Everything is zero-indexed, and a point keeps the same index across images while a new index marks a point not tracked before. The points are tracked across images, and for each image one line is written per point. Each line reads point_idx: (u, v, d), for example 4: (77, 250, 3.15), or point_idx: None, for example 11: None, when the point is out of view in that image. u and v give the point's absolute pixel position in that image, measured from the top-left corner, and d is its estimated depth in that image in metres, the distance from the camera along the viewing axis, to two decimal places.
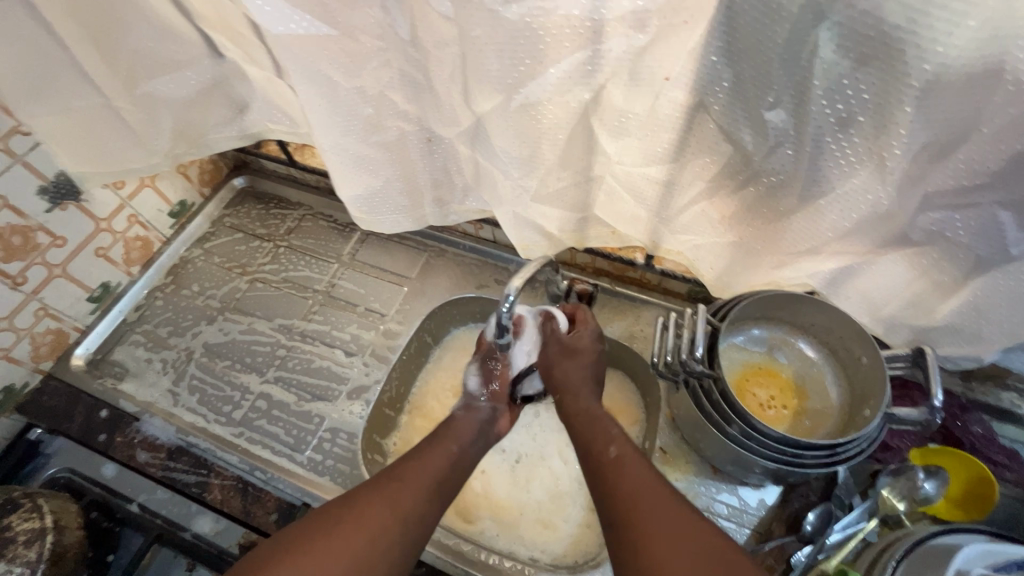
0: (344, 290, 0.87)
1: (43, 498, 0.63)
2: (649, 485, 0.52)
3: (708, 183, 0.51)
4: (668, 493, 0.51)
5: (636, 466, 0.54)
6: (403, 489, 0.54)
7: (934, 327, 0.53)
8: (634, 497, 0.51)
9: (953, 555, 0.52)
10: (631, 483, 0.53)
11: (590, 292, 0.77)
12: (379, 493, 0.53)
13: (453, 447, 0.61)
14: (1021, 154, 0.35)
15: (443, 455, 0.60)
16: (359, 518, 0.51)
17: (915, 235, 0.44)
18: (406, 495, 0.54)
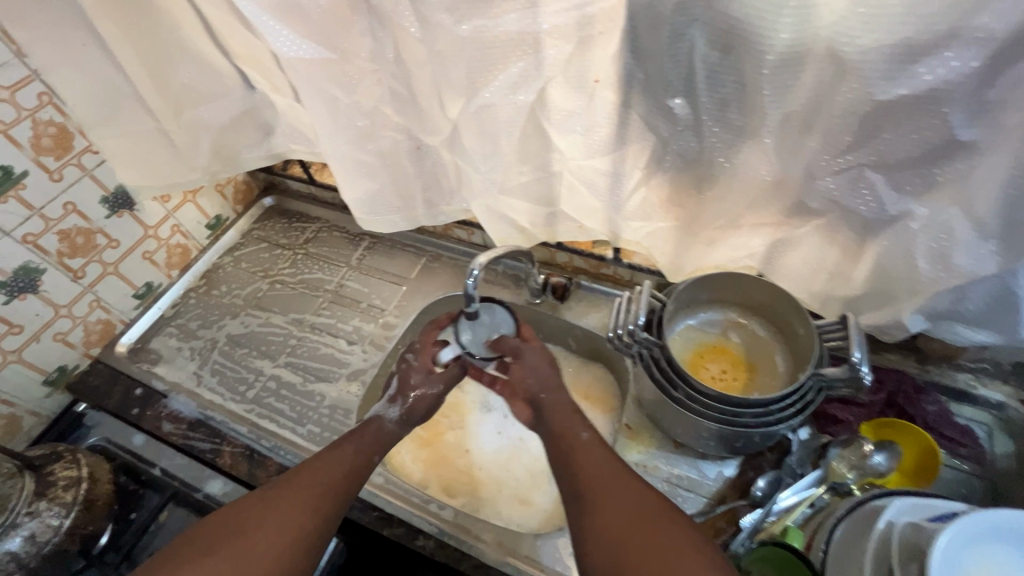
0: (350, 288, 0.97)
1: (81, 453, 0.73)
2: (612, 469, 0.56)
3: (644, 170, 0.60)
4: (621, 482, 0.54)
5: (601, 451, 0.58)
6: (308, 490, 0.57)
7: (855, 294, 0.58)
8: (594, 478, 0.55)
9: (883, 507, 0.55)
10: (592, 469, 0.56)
11: (563, 285, 0.86)
12: (286, 496, 0.56)
13: (367, 449, 0.64)
14: (864, 121, 0.42)
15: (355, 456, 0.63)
16: (266, 523, 0.53)
17: (814, 203, 0.51)
18: (314, 495, 0.57)
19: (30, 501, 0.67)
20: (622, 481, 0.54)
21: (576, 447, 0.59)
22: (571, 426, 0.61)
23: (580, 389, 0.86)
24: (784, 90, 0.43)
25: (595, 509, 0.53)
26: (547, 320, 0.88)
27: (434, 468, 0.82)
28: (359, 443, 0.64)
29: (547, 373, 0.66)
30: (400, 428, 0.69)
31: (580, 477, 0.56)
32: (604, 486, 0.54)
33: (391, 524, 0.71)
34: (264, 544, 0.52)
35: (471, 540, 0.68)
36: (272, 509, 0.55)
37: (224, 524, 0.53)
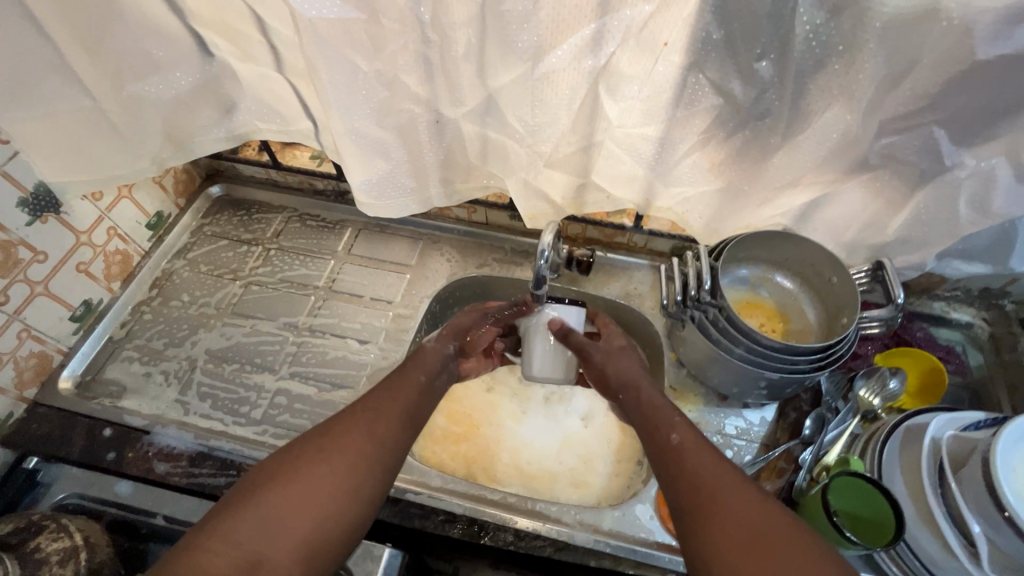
0: (346, 282, 0.88)
1: (67, 518, 0.60)
2: (719, 487, 0.51)
3: (700, 135, 0.59)
4: (725, 484, 0.51)
5: (700, 456, 0.54)
6: (376, 418, 0.57)
7: (888, 243, 0.64)
8: (697, 491, 0.51)
9: (924, 427, 0.62)
10: (693, 471, 0.53)
11: (589, 259, 0.83)
12: (353, 425, 0.55)
13: (422, 377, 0.65)
14: (957, 78, 0.47)
15: (407, 385, 0.63)
16: (339, 448, 0.53)
17: (873, 159, 0.56)
18: (382, 424, 0.56)
19: None
20: (729, 498, 0.49)
21: (673, 452, 0.55)
22: (659, 425, 0.58)
23: None
24: (885, 42, 0.46)
25: (705, 528, 0.48)
26: (568, 294, 0.87)
27: (478, 460, 0.79)
28: (407, 371, 0.64)
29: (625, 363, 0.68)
30: (450, 356, 0.71)
31: (681, 490, 0.52)
32: (709, 500, 0.50)
33: (459, 525, 0.68)
34: (344, 469, 0.52)
35: (548, 524, 0.67)
36: (342, 435, 0.54)
37: (295, 452, 0.52)
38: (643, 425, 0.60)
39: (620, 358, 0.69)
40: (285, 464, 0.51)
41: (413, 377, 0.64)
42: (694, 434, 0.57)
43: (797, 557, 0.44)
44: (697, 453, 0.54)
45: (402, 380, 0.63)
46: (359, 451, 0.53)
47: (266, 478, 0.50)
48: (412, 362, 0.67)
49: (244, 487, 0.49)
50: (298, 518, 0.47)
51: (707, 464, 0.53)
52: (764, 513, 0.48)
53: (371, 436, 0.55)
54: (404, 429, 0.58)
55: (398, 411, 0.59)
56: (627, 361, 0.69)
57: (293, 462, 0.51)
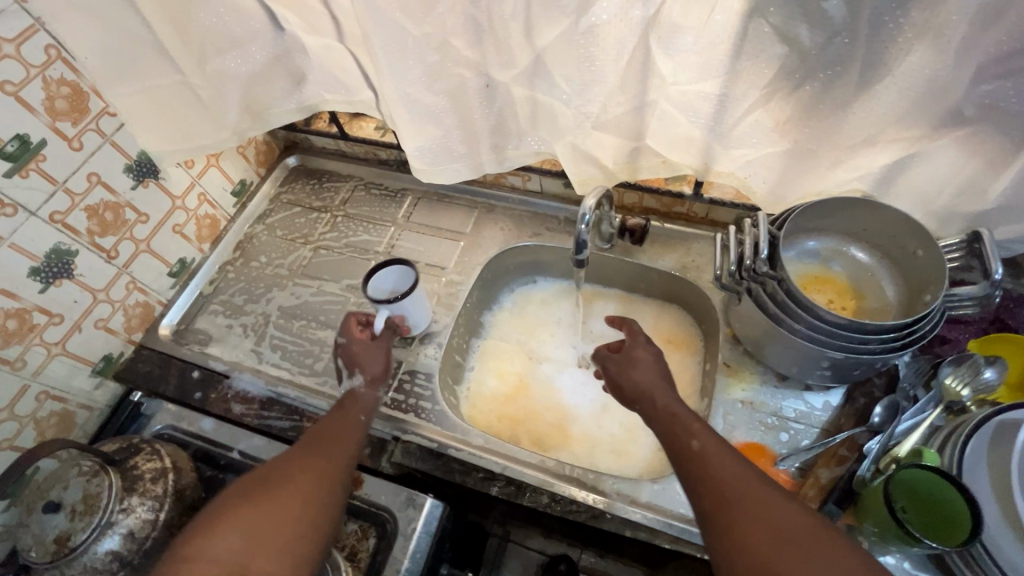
0: (403, 248, 0.92)
1: (159, 444, 0.69)
2: (745, 493, 0.48)
3: (763, 90, 0.55)
4: (754, 489, 0.48)
5: (720, 461, 0.51)
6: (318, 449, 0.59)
7: (988, 211, 0.57)
8: (722, 500, 0.48)
9: (1018, 424, 0.55)
10: (718, 477, 0.50)
11: (643, 227, 0.81)
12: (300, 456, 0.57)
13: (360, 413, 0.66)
14: None
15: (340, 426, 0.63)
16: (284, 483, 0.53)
17: (968, 110, 0.49)
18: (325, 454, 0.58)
19: (120, 497, 0.62)
20: (755, 502, 0.47)
21: (695, 461, 0.52)
22: (679, 433, 0.54)
23: (664, 332, 0.84)
24: None
25: (732, 541, 0.45)
26: (620, 265, 0.85)
27: (523, 425, 0.80)
28: (337, 417, 0.64)
29: (650, 372, 0.62)
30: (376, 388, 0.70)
31: (704, 500, 0.49)
32: (735, 507, 0.47)
33: (498, 483, 0.70)
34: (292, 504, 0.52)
35: (586, 491, 0.67)
36: (284, 472, 0.55)
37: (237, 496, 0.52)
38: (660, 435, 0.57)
39: (639, 366, 0.62)
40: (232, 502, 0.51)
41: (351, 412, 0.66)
42: (714, 438, 0.53)
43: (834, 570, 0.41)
44: (720, 458, 0.51)
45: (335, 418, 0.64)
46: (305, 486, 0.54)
47: (220, 515, 0.50)
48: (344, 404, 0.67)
49: (198, 528, 0.49)
50: (259, 555, 0.47)
51: (730, 469, 0.50)
52: (793, 518, 0.45)
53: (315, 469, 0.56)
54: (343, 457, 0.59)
55: (333, 446, 0.60)
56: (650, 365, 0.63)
57: (238, 500, 0.51)
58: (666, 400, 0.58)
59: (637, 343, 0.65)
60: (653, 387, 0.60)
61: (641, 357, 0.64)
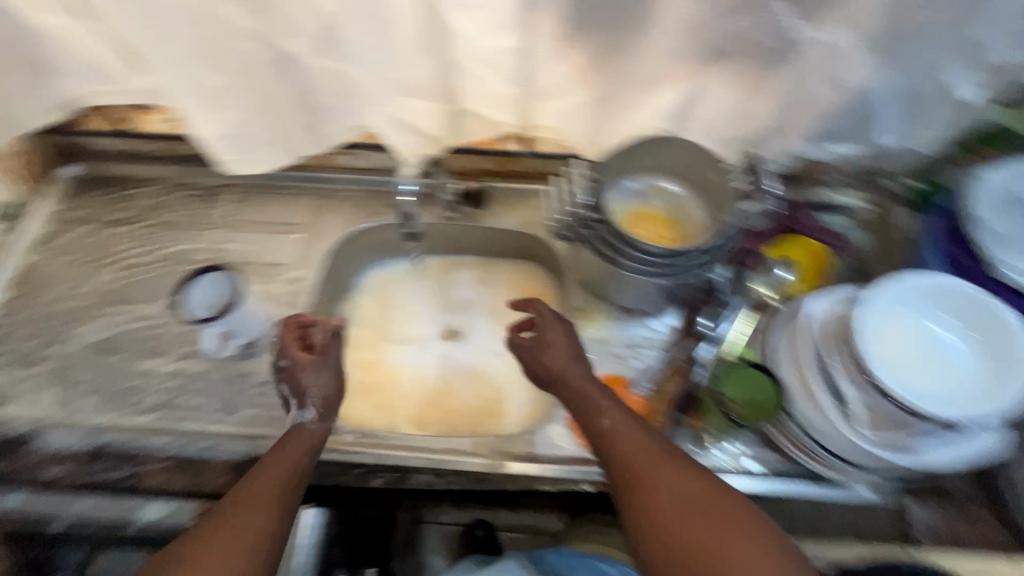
0: (231, 251, 0.83)
1: None
2: (651, 464, 0.50)
3: (555, 40, 0.56)
4: (659, 460, 0.50)
5: (634, 433, 0.52)
6: (251, 500, 0.49)
7: (758, 131, 0.65)
8: (635, 474, 0.49)
9: (799, 311, 0.64)
10: (626, 453, 0.51)
11: (477, 189, 0.83)
12: (232, 512, 0.48)
13: (303, 454, 0.57)
14: None
15: (286, 463, 0.55)
16: (224, 541, 0.45)
17: (724, 44, 0.55)
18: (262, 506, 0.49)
19: None
20: (669, 473, 0.49)
21: (604, 438, 0.53)
22: (589, 410, 0.55)
23: (521, 289, 0.87)
24: None
25: (647, 512, 0.47)
26: (469, 232, 0.84)
27: (397, 409, 0.78)
28: (287, 452, 0.56)
29: (564, 351, 0.61)
30: (327, 417, 0.62)
31: (619, 475, 0.50)
32: (643, 481, 0.49)
33: (378, 474, 0.68)
34: (232, 565, 0.44)
35: (468, 459, 0.68)
36: (214, 547, 0.45)
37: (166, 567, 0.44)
38: (573, 411, 0.58)
39: (555, 345, 0.62)
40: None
41: (290, 452, 0.56)
42: (624, 414, 0.55)
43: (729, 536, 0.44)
44: (631, 432, 0.52)
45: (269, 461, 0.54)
46: (247, 542, 0.46)
47: None
48: (287, 444, 0.57)
49: None
50: None
51: (644, 441, 0.51)
52: (697, 485, 0.48)
53: (260, 518, 0.48)
54: (280, 512, 0.50)
55: (271, 496, 0.50)
56: (563, 342, 0.62)
57: None
58: (576, 378, 0.59)
59: (549, 325, 0.64)
60: (563, 367, 0.60)
61: (556, 338, 0.62)
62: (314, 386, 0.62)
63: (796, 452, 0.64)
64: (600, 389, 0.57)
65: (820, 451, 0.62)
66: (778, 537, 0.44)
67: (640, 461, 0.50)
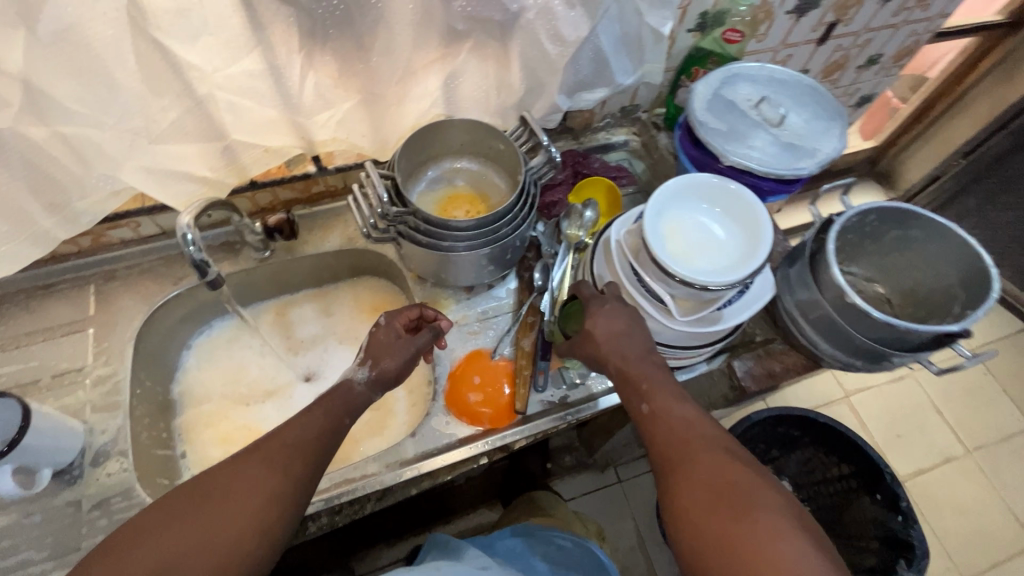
0: (7, 375, 0.69)
1: None
2: (686, 445, 0.51)
3: (301, 52, 0.56)
4: (698, 446, 0.51)
5: (673, 414, 0.54)
6: (275, 453, 0.50)
7: (521, 97, 0.71)
8: (668, 451, 0.51)
9: (607, 237, 0.73)
10: (665, 434, 0.53)
11: (287, 221, 0.77)
12: (256, 459, 0.49)
13: (345, 418, 0.56)
14: None
15: (330, 418, 0.55)
16: (238, 493, 0.47)
17: (461, 26, 0.60)
18: (286, 458, 0.50)
19: None
20: (705, 450, 0.50)
21: (646, 420, 0.55)
22: (630, 392, 0.57)
23: (367, 304, 0.86)
24: None
25: (675, 487, 0.49)
26: (293, 264, 0.81)
27: None
28: (332, 407, 0.56)
29: (614, 327, 0.62)
30: (371, 387, 0.60)
31: (656, 451, 0.53)
32: (681, 460, 0.50)
33: None
34: (240, 515, 0.46)
35: (359, 486, 0.65)
36: (233, 490, 0.47)
37: (188, 497, 0.46)
38: (615, 386, 0.60)
39: (605, 314, 0.62)
40: (180, 509, 0.45)
41: (326, 405, 0.56)
42: (668, 398, 0.56)
43: (754, 519, 0.44)
44: (672, 413, 0.54)
45: (313, 412, 0.55)
46: (262, 500, 0.47)
47: (153, 525, 0.44)
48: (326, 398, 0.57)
49: (130, 528, 0.44)
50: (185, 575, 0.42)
51: (685, 422, 0.53)
52: (731, 471, 0.48)
53: (280, 474, 0.49)
54: (304, 473, 0.51)
55: (300, 449, 0.51)
56: (616, 313, 0.62)
57: (171, 526, 0.44)
58: (620, 356, 0.60)
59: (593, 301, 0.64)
60: (609, 343, 0.61)
61: (601, 311, 0.63)
62: (396, 365, 0.61)
63: None
64: (645, 371, 0.58)
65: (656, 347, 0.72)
66: (809, 531, 0.44)
67: (679, 440, 0.51)
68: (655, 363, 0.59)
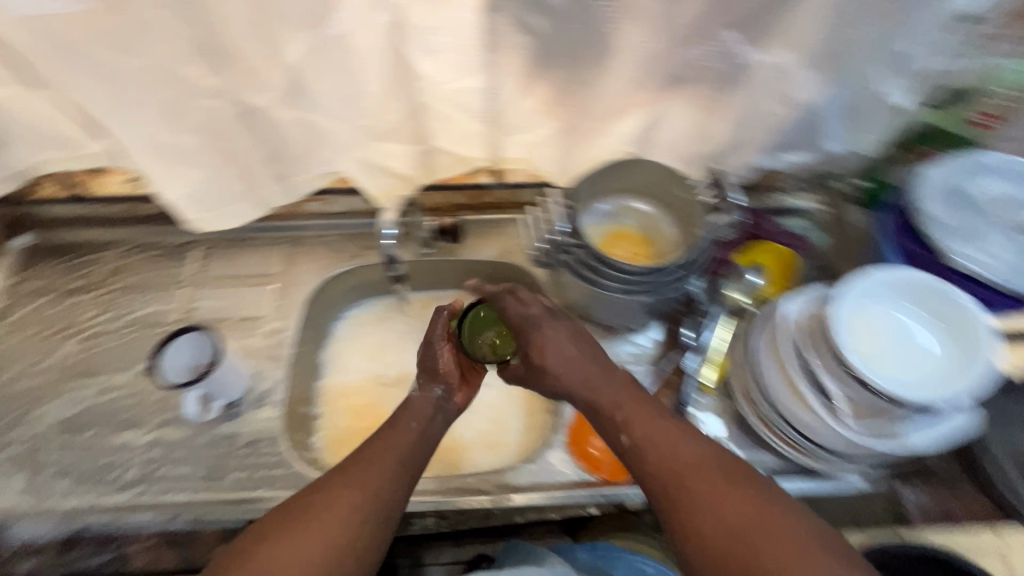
0: (205, 309, 0.80)
1: None
2: (692, 482, 0.47)
3: (521, 78, 0.58)
4: (697, 479, 0.47)
5: (655, 449, 0.50)
6: (370, 467, 0.52)
7: (717, 148, 0.68)
8: (665, 491, 0.48)
9: (776, 311, 0.67)
10: (657, 468, 0.49)
11: (453, 225, 0.83)
12: (351, 472, 0.51)
13: (416, 423, 0.59)
14: None
15: (407, 433, 0.58)
16: (338, 504, 0.49)
17: (682, 73, 0.59)
18: (379, 474, 0.52)
19: None
20: (701, 485, 0.47)
21: (630, 457, 0.52)
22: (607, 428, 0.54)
23: None
24: None
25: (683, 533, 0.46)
26: (448, 266, 0.85)
27: None
28: (404, 421, 0.59)
29: (574, 357, 0.58)
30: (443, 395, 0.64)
31: (652, 491, 0.49)
32: (679, 501, 0.47)
33: None
34: (341, 527, 0.47)
35: (469, 497, 0.66)
36: (331, 500, 0.49)
37: (287, 510, 0.49)
38: (594, 422, 0.56)
39: (554, 344, 0.59)
40: (278, 524, 0.47)
41: (406, 424, 0.59)
42: (648, 424, 0.52)
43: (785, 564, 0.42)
44: (653, 444, 0.51)
45: (393, 429, 0.58)
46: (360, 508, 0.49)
47: (261, 536, 0.46)
48: (401, 411, 0.61)
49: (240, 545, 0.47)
50: None
51: (675, 451, 0.50)
52: (739, 511, 0.45)
53: (375, 486, 0.51)
54: (397, 487, 0.52)
55: (389, 463, 0.53)
56: (563, 338, 0.59)
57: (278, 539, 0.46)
58: (601, 391, 0.56)
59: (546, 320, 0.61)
60: (575, 372, 0.57)
61: (560, 333, 0.60)
62: (446, 368, 0.66)
63: (784, 446, 0.67)
64: (618, 400, 0.54)
65: (808, 444, 0.65)
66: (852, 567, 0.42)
67: (678, 477, 0.48)
68: (621, 381, 0.56)
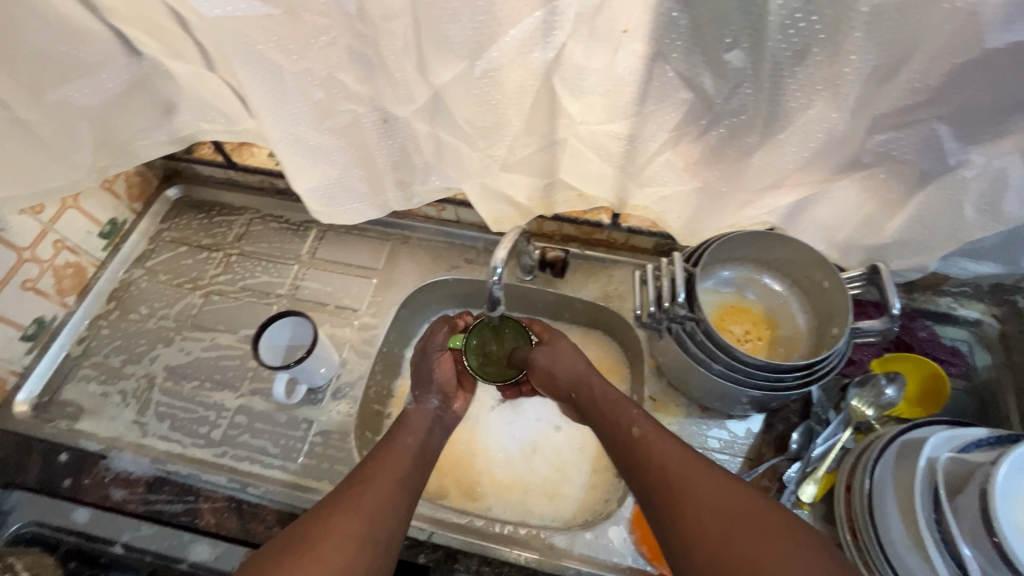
0: (309, 290, 0.84)
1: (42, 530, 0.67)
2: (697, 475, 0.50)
3: (671, 133, 0.53)
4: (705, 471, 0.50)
5: (666, 444, 0.53)
6: (370, 488, 0.54)
7: (884, 244, 0.57)
8: (672, 480, 0.50)
9: (921, 444, 0.56)
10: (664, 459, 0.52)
11: (562, 259, 0.79)
12: (352, 498, 0.53)
13: (411, 440, 0.62)
14: (953, 70, 0.42)
15: (400, 450, 0.60)
16: (342, 526, 0.50)
17: (865, 157, 0.50)
18: (381, 496, 0.54)
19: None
20: (701, 478, 0.49)
21: (639, 447, 0.54)
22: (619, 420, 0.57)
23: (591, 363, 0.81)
24: (873, 32, 0.41)
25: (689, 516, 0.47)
26: (544, 297, 0.82)
27: (450, 473, 0.75)
28: (399, 437, 0.62)
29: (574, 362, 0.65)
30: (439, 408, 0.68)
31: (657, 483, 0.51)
32: (687, 489, 0.49)
33: (425, 550, 0.66)
34: (349, 547, 0.49)
35: (517, 550, 0.64)
36: (334, 520, 0.50)
37: (288, 539, 0.49)
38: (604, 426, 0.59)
39: (563, 353, 0.66)
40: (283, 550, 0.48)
41: (402, 440, 0.62)
42: (657, 425, 0.56)
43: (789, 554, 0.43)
44: (661, 444, 0.53)
45: (390, 449, 0.60)
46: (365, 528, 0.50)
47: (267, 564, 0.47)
48: (402, 428, 0.64)
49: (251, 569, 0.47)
50: None
51: (676, 446, 0.53)
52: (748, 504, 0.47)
53: (378, 510, 0.52)
54: (398, 508, 0.54)
55: (389, 486, 0.55)
56: (571, 357, 0.65)
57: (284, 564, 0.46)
58: (607, 396, 0.61)
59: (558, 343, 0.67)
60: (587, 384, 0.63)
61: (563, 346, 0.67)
62: (443, 378, 0.70)
63: None
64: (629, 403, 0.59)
65: None
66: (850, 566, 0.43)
67: (689, 470, 0.50)
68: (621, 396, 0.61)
